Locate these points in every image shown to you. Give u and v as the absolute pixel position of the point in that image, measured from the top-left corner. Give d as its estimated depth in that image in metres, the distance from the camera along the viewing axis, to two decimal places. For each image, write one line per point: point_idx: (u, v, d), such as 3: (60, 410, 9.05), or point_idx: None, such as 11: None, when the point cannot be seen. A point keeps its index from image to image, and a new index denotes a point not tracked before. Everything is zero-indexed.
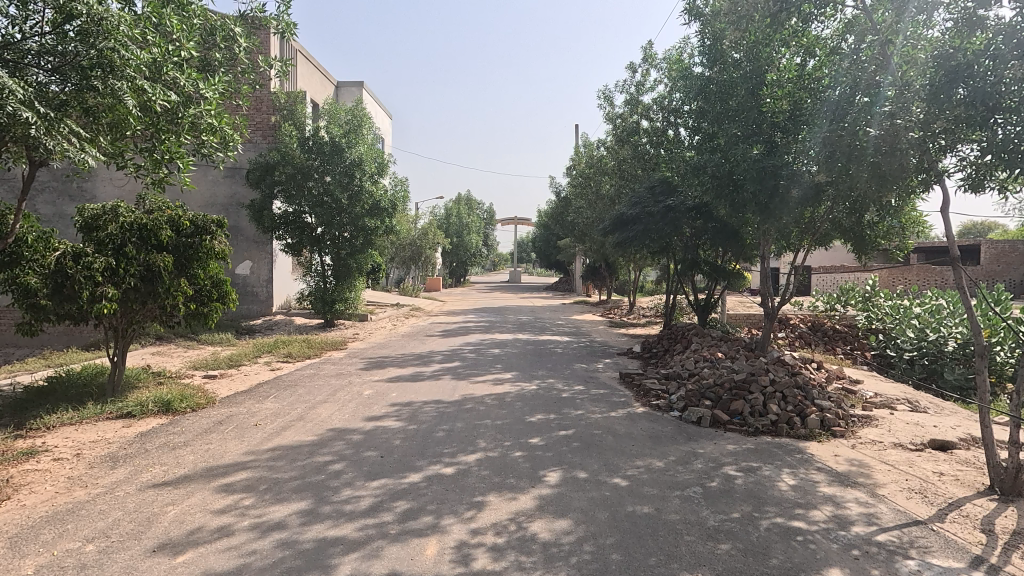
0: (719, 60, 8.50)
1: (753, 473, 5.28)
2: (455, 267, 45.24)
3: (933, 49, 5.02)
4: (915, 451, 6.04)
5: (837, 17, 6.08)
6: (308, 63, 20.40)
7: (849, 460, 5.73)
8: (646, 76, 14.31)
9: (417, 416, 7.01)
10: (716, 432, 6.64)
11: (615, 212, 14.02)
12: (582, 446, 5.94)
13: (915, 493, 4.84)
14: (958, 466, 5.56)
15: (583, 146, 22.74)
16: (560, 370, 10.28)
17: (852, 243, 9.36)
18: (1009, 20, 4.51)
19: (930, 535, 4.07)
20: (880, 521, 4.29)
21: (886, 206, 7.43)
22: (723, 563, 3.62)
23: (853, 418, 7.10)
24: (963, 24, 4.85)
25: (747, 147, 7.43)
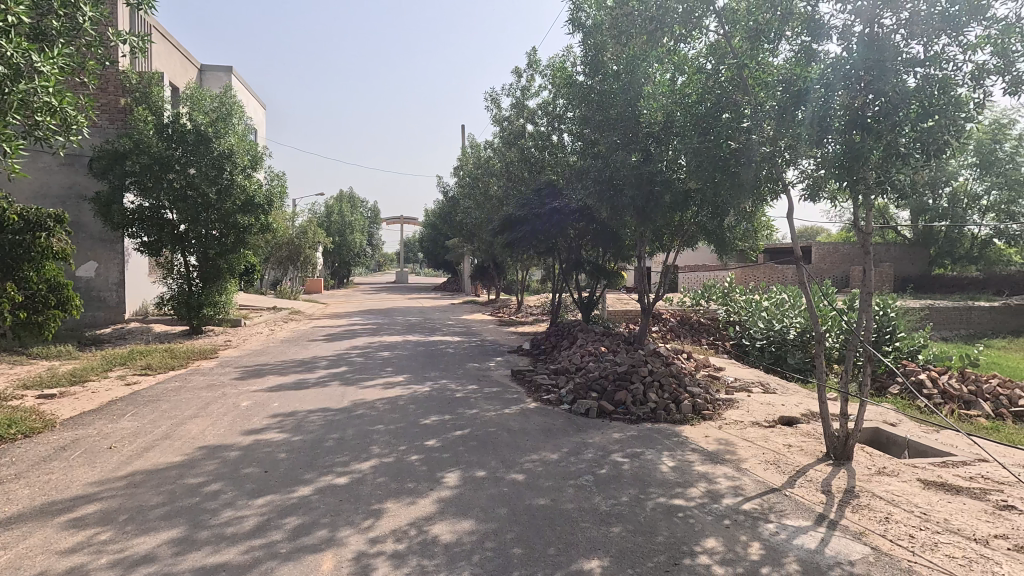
0: (601, 69, 8.86)
1: (637, 458, 5.68)
2: (337, 267, 43.37)
3: (779, 75, 5.75)
4: (768, 427, 6.88)
5: (702, 40, 6.57)
6: (166, 41, 18.33)
7: (717, 439, 6.37)
8: (531, 81, 14.73)
9: (303, 425, 6.61)
10: (602, 421, 7.04)
11: (503, 212, 14.28)
12: (479, 445, 5.99)
13: (770, 464, 5.52)
14: (802, 437, 6.43)
15: (470, 148, 22.84)
16: (452, 371, 10.26)
17: (715, 245, 10.26)
18: (837, 55, 5.28)
19: (784, 500, 4.66)
20: (744, 491, 4.83)
21: (743, 210, 8.36)
22: (616, 544, 3.85)
23: (718, 401, 7.91)
24: (802, 54, 5.58)
25: (627, 154, 8.08)
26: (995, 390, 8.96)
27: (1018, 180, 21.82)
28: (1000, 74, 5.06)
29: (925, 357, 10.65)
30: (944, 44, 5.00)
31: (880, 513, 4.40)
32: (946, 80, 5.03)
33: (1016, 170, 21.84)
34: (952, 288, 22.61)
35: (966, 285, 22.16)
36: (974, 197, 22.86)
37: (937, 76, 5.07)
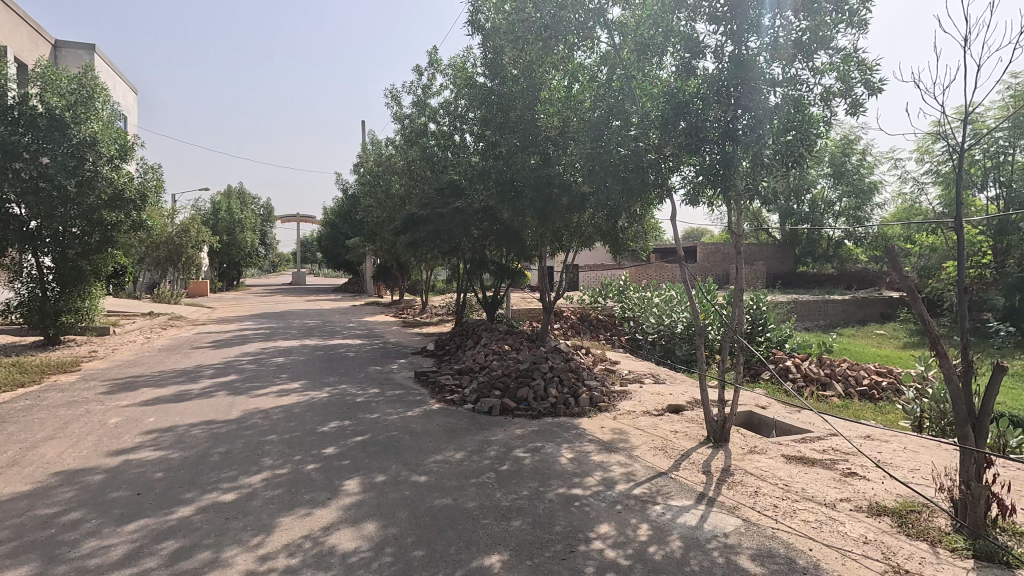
0: (499, 73, 9.04)
1: (538, 452, 5.85)
2: (225, 267, 40.24)
3: (663, 86, 6.17)
4: (658, 415, 7.38)
5: (594, 50, 6.87)
6: (8, 10, 16.00)
7: (611, 430, 6.72)
8: (432, 80, 14.57)
9: (185, 441, 6.08)
10: (505, 419, 7.16)
11: (405, 212, 14.03)
12: (380, 450, 5.86)
13: (659, 450, 5.92)
14: (687, 423, 6.97)
15: (371, 144, 22.20)
16: (352, 375, 9.91)
17: (610, 245, 10.80)
18: (711, 72, 5.80)
19: (670, 482, 5.03)
20: (636, 477, 5.15)
21: (634, 213, 8.91)
22: (516, 538, 3.95)
23: (614, 393, 8.36)
24: (684, 70, 5.96)
25: (526, 156, 8.34)
26: (845, 372, 10.25)
27: (863, 189, 25.12)
28: (843, 97, 5.82)
29: (790, 345, 11.94)
30: (799, 68, 5.66)
31: (751, 488, 4.88)
32: (800, 100, 5.71)
33: (861, 180, 25.12)
34: (813, 284, 25.50)
35: (824, 280, 25.09)
36: (829, 203, 25.95)
37: (793, 96, 5.73)
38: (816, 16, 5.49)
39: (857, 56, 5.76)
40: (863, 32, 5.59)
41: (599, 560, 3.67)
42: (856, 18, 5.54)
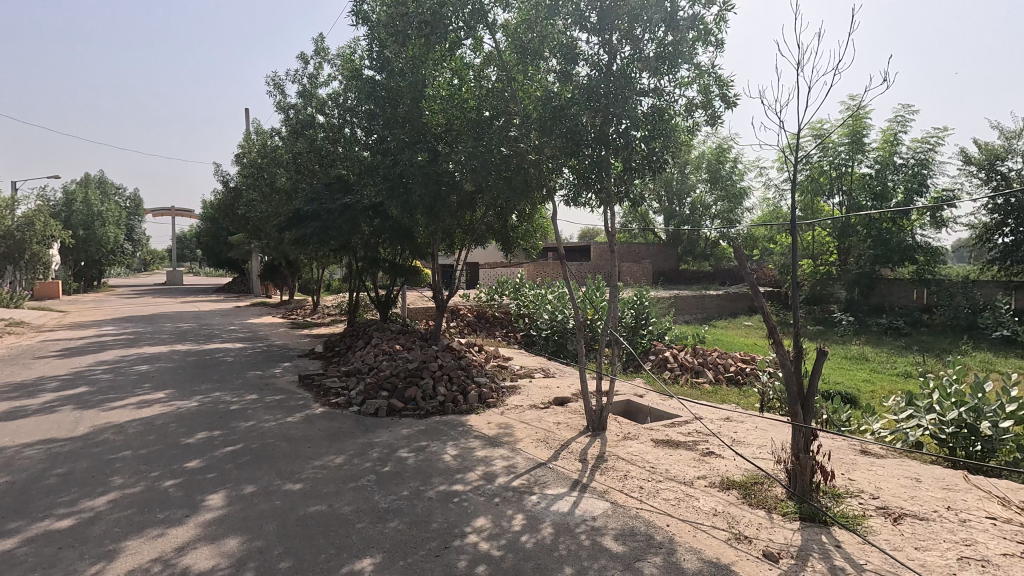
0: (387, 66, 8.88)
1: (422, 451, 5.81)
2: (82, 265, 35.64)
3: (543, 90, 6.34)
4: (543, 408, 7.63)
5: (480, 50, 6.97)
6: None
7: (498, 425, 6.84)
8: (318, 69, 13.89)
9: (14, 464, 5.32)
10: (391, 420, 7.04)
11: (290, 207, 13.27)
12: (252, 459, 5.52)
13: (541, 442, 6.12)
14: (569, 415, 7.27)
15: (255, 134, 20.75)
16: (228, 381, 9.21)
17: (501, 243, 10.88)
18: (584, 79, 6.10)
19: (548, 472, 5.23)
20: (516, 469, 5.29)
21: (524, 212, 9.11)
22: (390, 539, 3.89)
23: (503, 388, 8.51)
24: (562, 76, 6.22)
25: (414, 153, 8.24)
26: (715, 360, 11.21)
27: (734, 193, 27.62)
28: (703, 108, 6.36)
29: (669, 337, 12.84)
30: (664, 79, 6.09)
31: (621, 472, 5.21)
32: (665, 109, 6.15)
33: (733, 185, 27.60)
34: (693, 280, 27.61)
35: (702, 277, 27.27)
36: (706, 206, 28.14)
37: (659, 105, 6.14)
38: (678, 32, 5.89)
39: (714, 72, 6.30)
40: (719, 51, 6.12)
41: (473, 553, 3.72)
42: (713, 38, 6.06)
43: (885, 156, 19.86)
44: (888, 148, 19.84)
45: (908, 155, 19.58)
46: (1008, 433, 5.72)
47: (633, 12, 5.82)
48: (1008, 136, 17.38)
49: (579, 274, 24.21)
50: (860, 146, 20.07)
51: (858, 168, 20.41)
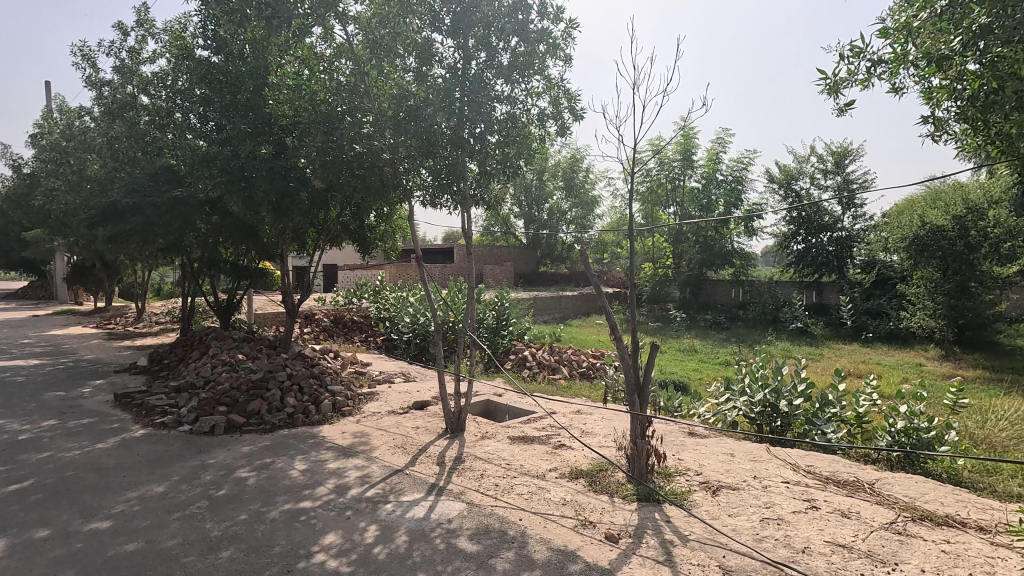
0: (225, 47, 8.10)
1: (265, 468, 5.34)
2: None
3: (398, 88, 6.18)
4: (402, 414, 7.46)
5: (331, 41, 6.67)
6: None
7: (353, 434, 6.53)
8: (141, 43, 12.19)
9: None
10: (230, 438, 6.38)
11: (103, 199, 11.44)
12: (45, 497, 4.63)
13: (398, 448, 5.96)
14: (428, 418, 7.18)
15: (58, 112, 17.61)
16: (16, 406, 7.66)
17: (357, 244, 10.34)
18: (439, 80, 6.07)
19: (404, 478, 5.12)
20: (371, 479, 5.09)
21: (380, 212, 8.82)
22: (223, 571, 3.51)
23: (360, 396, 8.16)
24: (417, 76, 6.14)
25: (256, 146, 7.56)
26: (569, 358, 11.85)
27: (586, 201, 29.53)
28: (554, 119, 6.68)
29: (528, 337, 13.32)
30: (517, 88, 6.27)
31: (478, 472, 5.27)
32: (518, 117, 6.32)
33: (586, 194, 29.51)
34: (550, 282, 29.03)
35: (559, 279, 28.78)
36: (563, 212, 29.70)
37: (512, 113, 6.30)
38: (529, 43, 6.11)
39: (563, 85, 6.65)
40: (567, 66, 6.47)
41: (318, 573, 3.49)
42: (561, 53, 6.39)
43: (709, 173, 22.64)
44: (711, 165, 22.64)
45: (727, 172, 22.54)
46: (799, 409, 6.81)
47: (485, 18, 5.93)
48: (799, 160, 20.82)
49: (442, 276, 24.11)
50: (689, 162, 22.64)
51: (688, 182, 22.99)
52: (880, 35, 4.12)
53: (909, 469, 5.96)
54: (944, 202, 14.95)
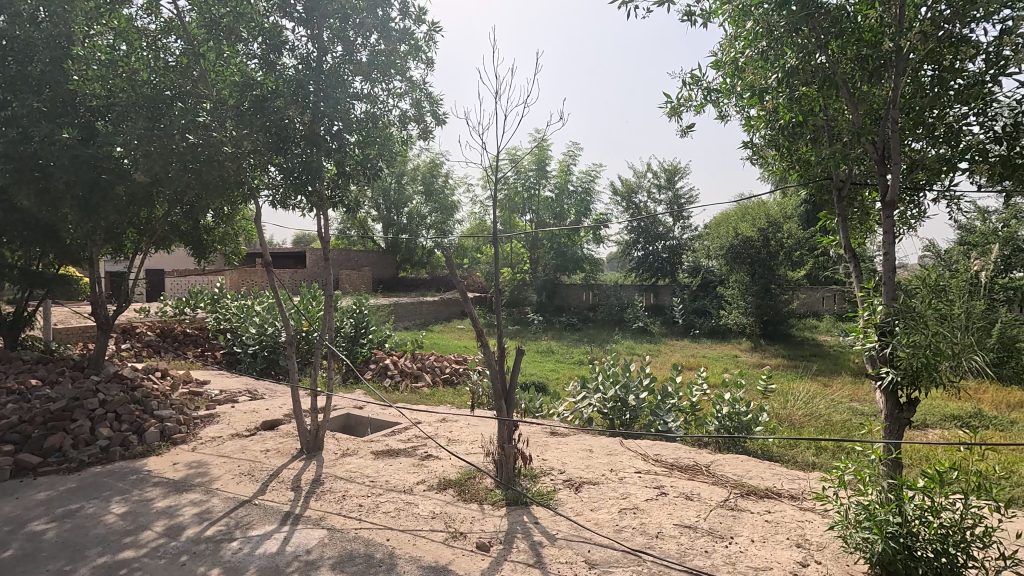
0: (11, 7, 6.68)
1: (70, 517, 4.44)
2: None
3: (241, 76, 5.58)
4: (248, 436, 6.71)
5: (157, 15, 5.87)
6: None
7: (187, 464, 5.72)
8: None
9: None
10: (18, 484, 5.20)
11: None
12: None
13: (244, 476, 5.34)
14: (280, 439, 6.55)
15: None
16: None
17: (191, 248, 9.05)
18: (290, 71, 5.60)
19: (254, 509, 4.59)
20: (212, 515, 4.49)
21: (220, 212, 7.88)
22: None
23: (196, 420, 7.18)
24: (264, 65, 5.62)
25: (55, 128, 6.30)
26: (432, 364, 11.66)
27: (446, 206, 29.47)
28: (416, 121, 6.53)
29: (389, 344, 12.85)
30: (377, 87, 6.01)
31: (339, 493, 4.90)
32: (379, 117, 6.05)
33: (445, 199, 29.45)
34: (411, 287, 28.48)
35: (419, 284, 28.37)
36: (422, 216, 29.28)
37: (373, 112, 6.01)
38: (389, 42, 5.88)
39: (425, 89, 6.54)
40: (428, 69, 6.36)
41: None
42: (423, 55, 6.26)
43: (561, 183, 24.04)
44: (563, 176, 24.05)
45: (577, 183, 24.10)
46: (644, 401, 7.44)
47: (341, 11, 5.61)
48: (638, 175, 22.99)
49: (292, 282, 22.38)
50: (543, 173, 23.87)
51: (543, 191, 24.16)
52: (713, 65, 4.65)
53: (733, 449, 6.80)
54: (752, 217, 17.44)
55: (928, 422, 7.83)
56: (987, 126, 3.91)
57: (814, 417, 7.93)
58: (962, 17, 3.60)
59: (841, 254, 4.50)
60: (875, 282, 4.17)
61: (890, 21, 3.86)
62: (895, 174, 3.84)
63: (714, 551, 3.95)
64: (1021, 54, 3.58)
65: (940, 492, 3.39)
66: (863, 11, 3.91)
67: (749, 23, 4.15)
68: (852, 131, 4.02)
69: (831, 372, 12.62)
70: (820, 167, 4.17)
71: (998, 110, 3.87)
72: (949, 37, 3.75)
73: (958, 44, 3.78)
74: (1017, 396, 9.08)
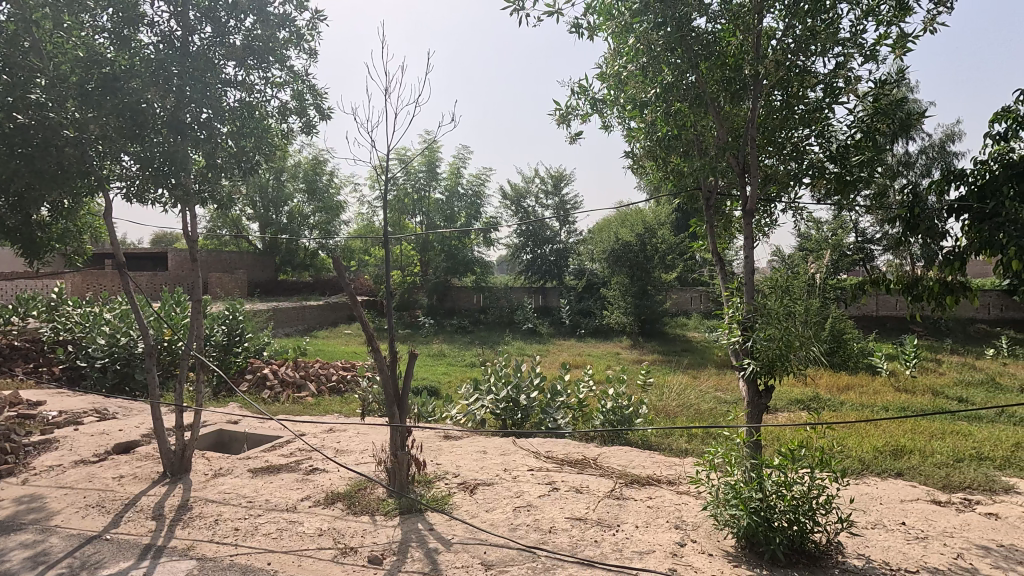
0: None
1: None
2: None
3: (85, 51, 4.92)
4: (97, 462, 5.87)
5: None
6: None
7: (16, 501, 4.87)
8: None
9: None
10: None
11: None
12: None
13: (91, 508, 4.65)
14: (137, 463, 5.80)
15: None
16: None
17: (18, 248, 7.56)
18: (148, 49, 5.01)
19: (104, 545, 4.02)
20: (49, 557, 3.86)
21: (58, 206, 6.81)
22: None
23: (27, 447, 6.14)
24: (116, 40, 4.98)
25: None
26: (316, 372, 11.02)
27: (331, 206, 28.04)
28: (298, 114, 6.13)
29: (267, 352, 11.94)
30: (253, 74, 5.55)
31: (211, 518, 4.46)
32: (255, 106, 5.59)
33: (330, 198, 28.00)
34: (291, 291, 26.72)
35: (301, 287, 26.77)
36: (303, 216, 27.56)
37: (249, 101, 5.55)
38: (268, 27, 5.46)
39: (308, 80, 6.16)
40: (311, 60, 6.02)
41: None
42: (305, 44, 5.89)
43: (451, 185, 23.99)
44: (454, 179, 24.01)
45: (467, 186, 24.18)
46: (535, 400, 7.62)
47: None
48: (526, 180, 23.59)
49: (151, 286, 20.01)
50: (433, 174, 23.65)
51: (433, 193, 23.90)
52: (599, 77, 4.89)
53: (616, 441, 7.21)
54: (631, 224, 18.75)
55: (777, 406, 8.89)
56: (824, 147, 4.52)
57: (686, 408, 8.64)
58: (805, 50, 4.13)
59: (709, 258, 4.94)
60: (738, 283, 4.65)
61: (749, 49, 4.31)
62: (754, 186, 4.30)
63: (602, 540, 4.14)
64: (850, 86, 4.19)
65: (791, 468, 3.85)
66: (727, 37, 4.35)
67: (630, 39, 4.42)
68: (718, 146, 4.43)
69: (699, 366, 13.87)
70: (691, 177, 4.56)
71: (832, 133, 4.48)
72: (795, 67, 4.28)
73: (801, 74, 4.33)
74: (844, 380, 10.62)
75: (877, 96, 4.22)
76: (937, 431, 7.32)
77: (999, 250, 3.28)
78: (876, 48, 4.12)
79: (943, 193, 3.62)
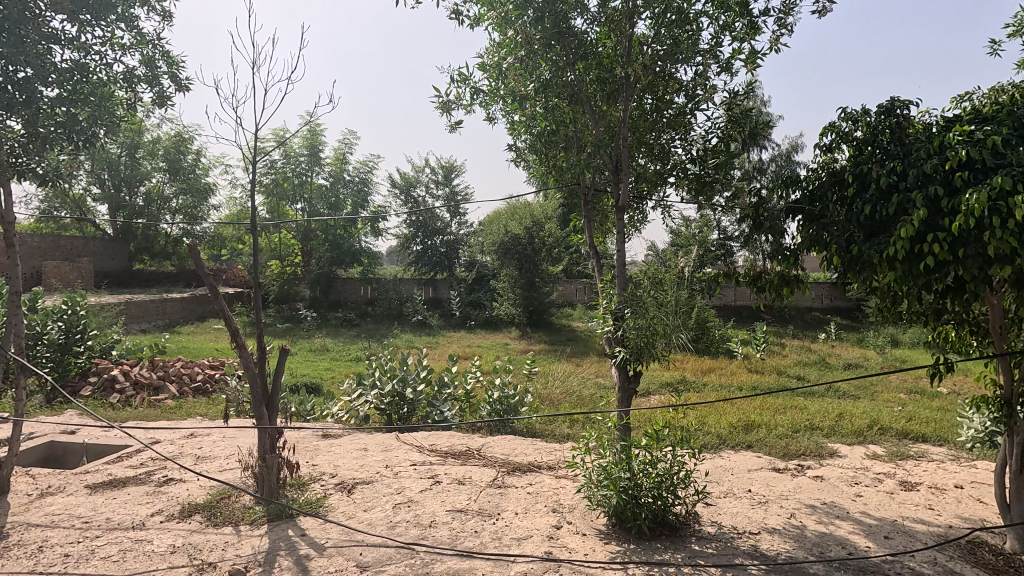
0: None
1: None
2: None
3: None
4: None
5: None
6: None
7: None
8: None
9: None
10: None
11: None
12: None
13: None
14: None
15: None
16: None
17: None
18: None
19: None
20: None
21: None
22: None
23: None
24: None
25: None
26: (177, 372, 9.94)
27: (199, 188, 25.32)
28: (148, 83, 5.42)
29: (117, 351, 10.57)
30: (90, 32, 4.81)
31: (33, 546, 3.84)
32: (91, 69, 4.85)
33: (195, 180, 25.25)
34: (149, 281, 23.85)
35: (161, 278, 24.04)
36: (163, 198, 24.66)
37: (84, 63, 4.80)
38: None
39: (160, 44, 5.47)
40: (165, 22, 5.34)
41: None
42: (157, 4, 5.21)
43: (336, 171, 22.83)
44: (339, 165, 22.85)
45: (353, 173, 23.15)
46: (421, 394, 7.49)
47: None
48: (416, 169, 23.10)
49: None
50: (316, 159, 22.33)
51: (316, 178, 22.57)
52: (480, 66, 4.86)
53: (502, 430, 7.31)
54: (519, 218, 19.42)
55: (650, 389, 9.58)
56: (686, 150, 4.89)
57: (569, 395, 9.01)
58: (671, 57, 4.40)
59: (587, 252, 5.14)
60: (611, 275, 4.89)
61: (621, 52, 4.51)
62: (625, 184, 4.54)
63: (483, 529, 4.17)
64: (707, 94, 4.55)
65: (656, 447, 4.12)
66: (603, 40, 4.54)
67: (510, 31, 4.44)
68: (594, 143, 4.59)
69: (582, 354, 14.52)
70: (571, 172, 4.70)
71: (694, 137, 4.85)
72: (662, 73, 4.57)
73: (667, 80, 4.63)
74: (707, 364, 11.72)
75: (732, 105, 4.63)
76: (779, 406, 8.32)
77: (824, 248, 3.74)
78: (731, 62, 4.52)
79: (784, 196, 4.06)
